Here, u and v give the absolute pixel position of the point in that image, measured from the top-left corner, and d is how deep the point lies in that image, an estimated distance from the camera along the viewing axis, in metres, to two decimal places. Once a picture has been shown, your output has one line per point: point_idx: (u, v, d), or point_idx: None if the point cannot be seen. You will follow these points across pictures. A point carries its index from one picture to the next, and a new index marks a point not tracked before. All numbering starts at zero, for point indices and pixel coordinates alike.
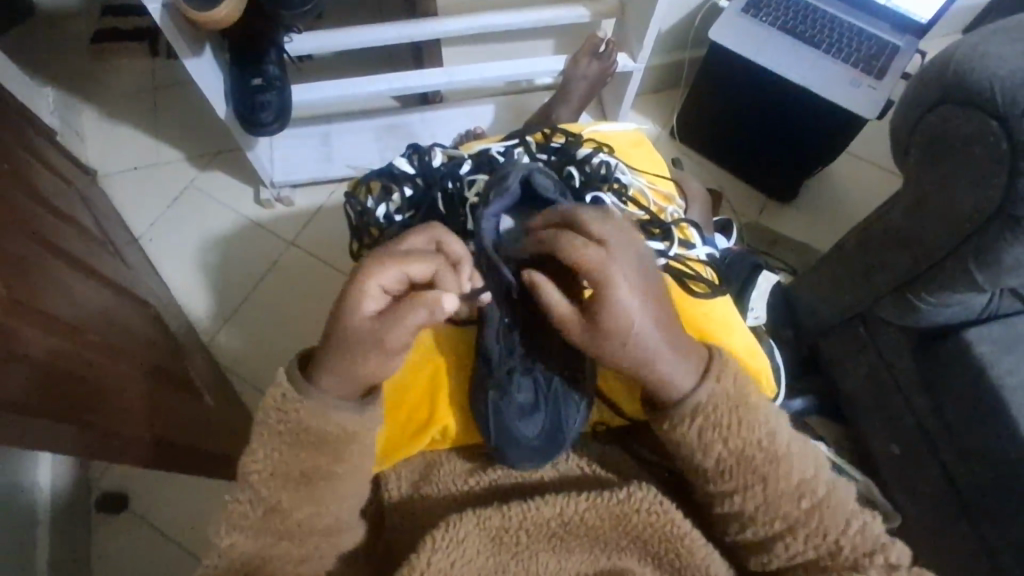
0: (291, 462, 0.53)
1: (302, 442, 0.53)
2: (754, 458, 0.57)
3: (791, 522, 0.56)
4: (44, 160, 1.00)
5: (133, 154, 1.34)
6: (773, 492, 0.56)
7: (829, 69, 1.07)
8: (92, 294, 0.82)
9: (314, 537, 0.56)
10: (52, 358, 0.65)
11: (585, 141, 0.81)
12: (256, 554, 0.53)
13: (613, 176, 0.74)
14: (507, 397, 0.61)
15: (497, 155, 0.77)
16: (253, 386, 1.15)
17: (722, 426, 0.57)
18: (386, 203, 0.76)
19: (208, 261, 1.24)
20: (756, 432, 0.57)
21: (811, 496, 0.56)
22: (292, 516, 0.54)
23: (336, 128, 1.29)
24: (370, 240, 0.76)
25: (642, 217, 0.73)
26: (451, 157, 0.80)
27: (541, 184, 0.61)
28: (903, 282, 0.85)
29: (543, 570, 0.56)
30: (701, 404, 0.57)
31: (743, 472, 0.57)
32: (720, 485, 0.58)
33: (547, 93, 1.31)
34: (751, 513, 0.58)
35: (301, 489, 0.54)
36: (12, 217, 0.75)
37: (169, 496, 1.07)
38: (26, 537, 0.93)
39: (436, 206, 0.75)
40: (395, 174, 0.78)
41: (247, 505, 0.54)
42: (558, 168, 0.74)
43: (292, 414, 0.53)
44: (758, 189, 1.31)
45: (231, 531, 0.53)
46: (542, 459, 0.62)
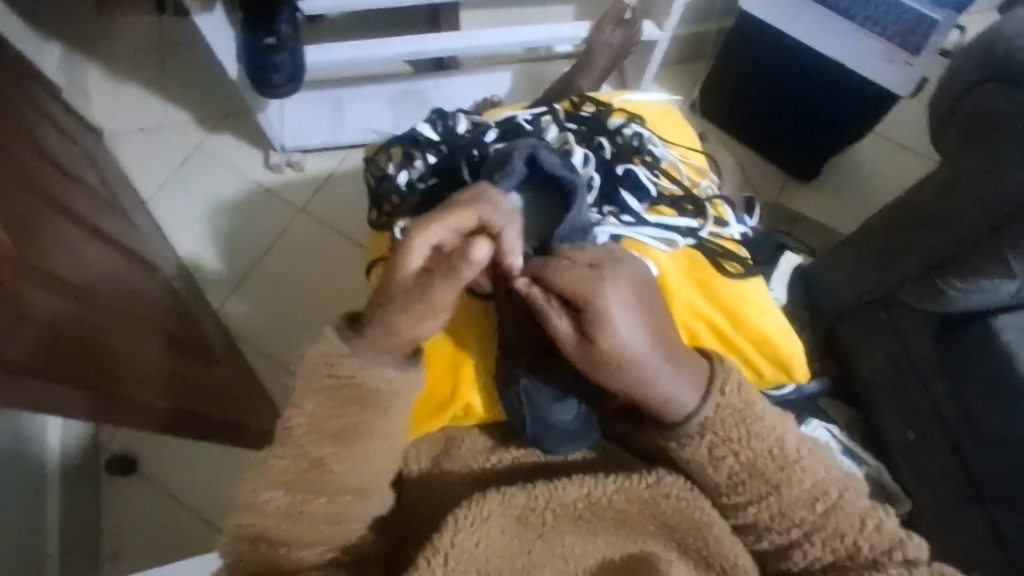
0: (336, 417, 0.52)
1: (348, 398, 0.52)
2: (767, 467, 0.55)
3: (808, 528, 0.55)
4: (50, 116, 0.97)
5: (140, 115, 1.31)
6: (787, 502, 0.55)
7: (864, 42, 1.01)
8: (100, 256, 0.80)
9: (347, 497, 0.54)
10: (61, 320, 0.64)
11: (616, 111, 0.80)
12: (292, 508, 0.52)
13: (644, 148, 0.75)
14: (537, 382, 0.60)
15: (524, 123, 0.76)
16: (265, 356, 1.14)
17: (732, 440, 0.55)
18: (409, 170, 0.75)
19: (217, 226, 1.22)
20: (764, 441, 0.55)
21: (825, 499, 0.55)
22: (339, 473, 0.53)
23: (349, 95, 1.25)
24: (390, 207, 0.75)
25: (676, 190, 0.73)
26: (475, 124, 0.79)
27: (547, 159, 0.60)
28: (931, 265, 0.83)
29: (570, 553, 0.56)
30: (707, 419, 0.55)
31: (757, 482, 0.55)
32: (733, 497, 0.57)
33: (568, 62, 1.26)
34: (766, 524, 0.56)
35: (339, 447, 0.52)
36: (17, 173, 0.72)
37: (179, 460, 1.07)
38: (38, 496, 0.93)
39: (458, 173, 0.71)
40: (419, 140, 0.77)
41: (287, 462, 0.52)
42: (588, 138, 0.75)
43: (341, 370, 0.51)
44: (779, 167, 1.27)
45: (267, 488, 0.52)
46: (581, 442, 0.61)
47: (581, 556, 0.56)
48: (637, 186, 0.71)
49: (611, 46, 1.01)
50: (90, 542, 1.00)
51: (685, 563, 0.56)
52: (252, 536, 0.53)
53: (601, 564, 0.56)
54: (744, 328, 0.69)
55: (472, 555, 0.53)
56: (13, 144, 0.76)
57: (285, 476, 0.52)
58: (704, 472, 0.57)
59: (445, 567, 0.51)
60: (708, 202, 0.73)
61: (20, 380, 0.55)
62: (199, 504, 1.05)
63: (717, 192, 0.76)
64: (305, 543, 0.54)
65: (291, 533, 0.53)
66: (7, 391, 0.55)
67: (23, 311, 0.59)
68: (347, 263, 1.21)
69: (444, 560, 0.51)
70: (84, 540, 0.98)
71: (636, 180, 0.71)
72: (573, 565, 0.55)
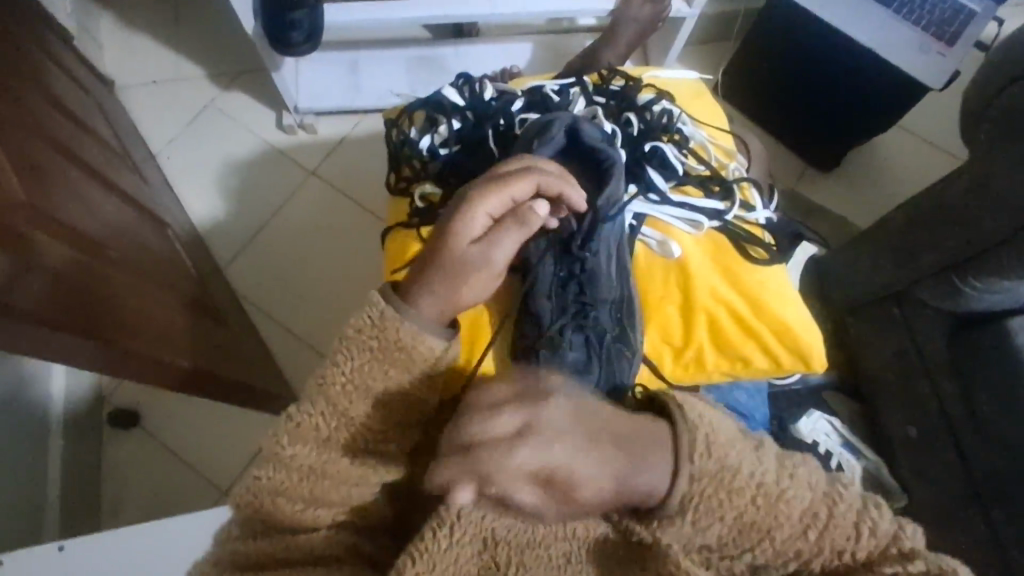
0: (377, 378, 0.53)
1: (392, 360, 0.52)
2: (755, 518, 0.51)
3: (803, 557, 0.53)
4: (62, 64, 0.95)
5: (152, 67, 1.28)
6: (780, 540, 0.52)
7: (897, 32, 1.00)
8: (109, 207, 0.79)
9: (372, 459, 0.55)
10: (71, 271, 0.63)
11: (645, 86, 0.79)
12: (317, 464, 0.53)
13: (673, 126, 0.74)
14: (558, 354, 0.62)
15: (552, 94, 0.76)
16: (271, 318, 1.13)
17: (713, 505, 0.50)
18: (432, 135, 0.75)
19: (227, 184, 1.21)
20: (744, 497, 0.50)
21: (816, 527, 0.52)
22: (366, 433, 0.54)
23: (366, 59, 1.23)
24: (411, 171, 0.75)
25: (702, 172, 0.73)
26: (501, 91, 0.77)
27: (587, 133, 0.64)
28: (951, 263, 0.81)
29: (576, 533, 0.54)
30: (686, 493, 0.49)
31: (748, 535, 0.52)
32: (731, 549, 0.53)
33: (591, 36, 1.23)
34: (765, 558, 0.54)
35: (374, 408, 0.54)
36: (27, 119, 0.71)
37: (180, 416, 1.08)
38: (39, 445, 0.93)
39: (486, 143, 0.72)
40: (444, 105, 0.76)
41: (318, 419, 0.53)
42: (617, 113, 0.75)
43: (389, 332, 0.52)
44: (799, 156, 1.25)
45: (294, 443, 0.53)
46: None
47: (587, 536, 0.54)
48: (664, 165, 0.71)
49: (638, 21, 0.99)
50: (91, 493, 1.01)
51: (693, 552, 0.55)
52: (273, 491, 0.54)
53: (605, 544, 0.55)
54: (766, 316, 0.68)
55: (480, 532, 0.52)
56: (22, 89, 0.74)
57: (313, 432, 0.53)
58: (692, 539, 0.52)
59: (450, 539, 0.51)
60: (736, 185, 0.73)
61: (30, 329, 0.55)
62: (200, 462, 1.05)
63: (745, 174, 0.76)
64: (319, 502, 0.54)
65: (312, 490, 0.53)
66: (16, 339, 0.54)
67: (34, 260, 0.58)
68: (358, 230, 1.19)
69: (449, 532, 0.51)
70: (85, 491, 0.99)
71: (663, 158, 0.71)
72: (578, 544, 0.55)
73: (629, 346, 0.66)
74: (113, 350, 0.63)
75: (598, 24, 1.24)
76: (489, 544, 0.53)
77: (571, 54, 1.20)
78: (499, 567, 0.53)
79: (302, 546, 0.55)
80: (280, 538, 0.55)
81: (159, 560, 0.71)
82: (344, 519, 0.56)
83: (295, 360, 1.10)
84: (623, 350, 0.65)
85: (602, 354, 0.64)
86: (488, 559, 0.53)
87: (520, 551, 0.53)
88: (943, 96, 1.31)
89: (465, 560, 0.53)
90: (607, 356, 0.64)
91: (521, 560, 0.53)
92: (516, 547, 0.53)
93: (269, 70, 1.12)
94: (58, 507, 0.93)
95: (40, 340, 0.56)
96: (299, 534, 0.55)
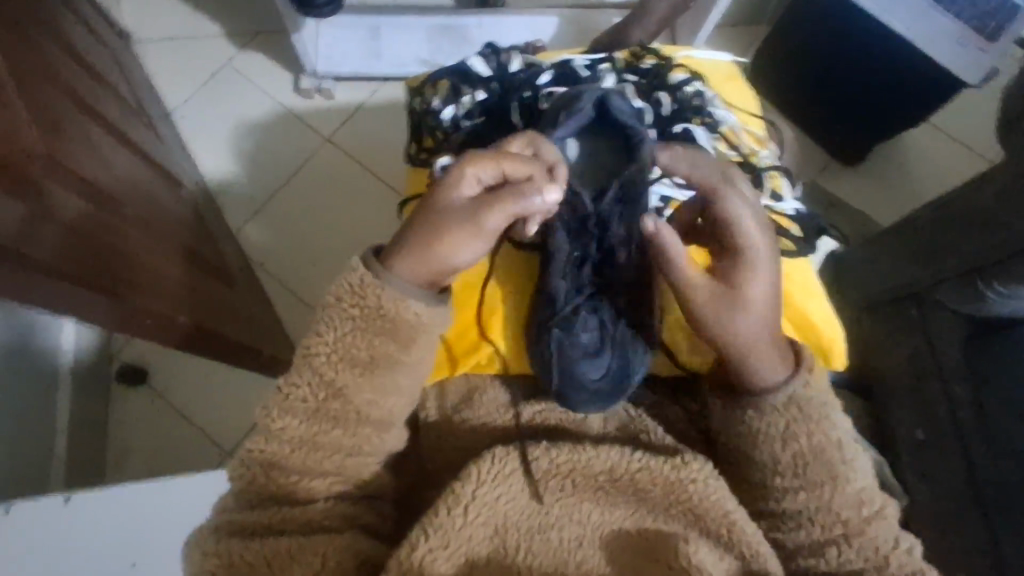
0: (361, 346, 0.54)
1: (374, 328, 0.54)
2: (830, 455, 0.57)
3: (849, 529, 0.56)
4: (80, 15, 0.94)
5: (171, 22, 1.26)
6: (838, 496, 0.56)
7: (937, 21, 0.94)
8: (123, 162, 0.78)
9: (365, 429, 0.56)
10: (85, 226, 0.63)
11: (677, 66, 0.77)
12: (306, 435, 0.54)
13: (705, 110, 0.72)
14: (570, 336, 0.60)
15: (582, 69, 0.74)
16: (283, 286, 1.13)
17: (811, 419, 0.57)
18: (455, 105, 0.73)
19: (242, 145, 1.20)
20: (834, 430, 0.57)
21: (871, 504, 0.57)
22: (356, 399, 0.55)
23: (387, 24, 1.20)
24: (433, 141, 0.73)
25: (732, 158, 0.72)
26: (529, 63, 0.75)
27: (615, 105, 0.64)
28: (974, 266, 0.79)
29: (586, 519, 0.55)
30: (795, 394, 0.57)
31: (818, 469, 0.56)
32: (786, 480, 0.57)
33: (619, 14, 1.20)
34: (809, 513, 0.57)
35: (362, 376, 0.55)
36: (43, 66, 0.69)
37: (188, 375, 1.08)
38: (49, 395, 0.95)
39: (511, 116, 0.71)
40: (470, 74, 0.74)
41: (304, 389, 0.55)
42: (647, 92, 0.73)
43: (370, 299, 0.54)
44: (824, 148, 1.22)
45: (283, 415, 0.54)
46: (606, 402, 0.60)
47: (597, 524, 0.55)
48: (694, 148, 0.69)
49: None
50: (97, 446, 1.02)
51: (710, 548, 0.54)
52: (267, 462, 0.55)
53: (619, 534, 0.55)
54: (785, 308, 0.67)
55: (493, 508, 0.53)
56: (38, 36, 0.73)
57: (301, 403, 0.54)
58: (767, 455, 0.57)
59: (465, 519, 0.52)
60: (766, 173, 0.71)
61: (43, 282, 0.55)
62: (205, 423, 1.06)
63: (776, 162, 0.74)
64: (315, 470, 0.55)
65: (304, 461, 0.54)
66: (29, 291, 0.54)
67: (50, 213, 0.58)
68: (373, 200, 1.18)
69: (463, 511, 0.52)
70: (91, 444, 1.01)
71: (693, 141, 0.70)
72: (590, 533, 0.55)
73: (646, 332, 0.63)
74: (125, 308, 0.63)
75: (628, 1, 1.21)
76: (499, 529, 0.54)
77: (598, 31, 1.16)
78: (509, 552, 0.53)
79: (296, 519, 0.54)
80: (276, 509, 0.54)
81: (162, 517, 0.71)
82: (342, 491, 0.56)
83: (301, 325, 1.11)
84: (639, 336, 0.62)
85: (615, 340, 0.61)
86: (499, 542, 0.54)
87: (530, 536, 0.54)
88: (978, 95, 1.27)
89: (476, 543, 0.53)
90: (620, 342, 0.61)
91: (530, 547, 0.54)
92: (525, 530, 0.54)
93: (289, 31, 1.09)
94: (64, 459, 0.94)
95: (52, 292, 0.56)
96: (291, 506, 0.55)
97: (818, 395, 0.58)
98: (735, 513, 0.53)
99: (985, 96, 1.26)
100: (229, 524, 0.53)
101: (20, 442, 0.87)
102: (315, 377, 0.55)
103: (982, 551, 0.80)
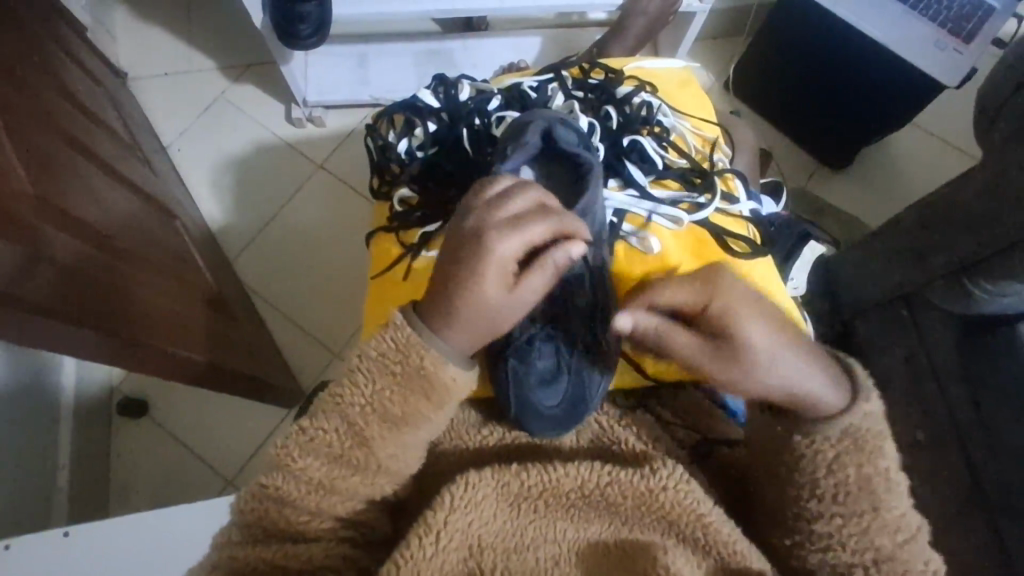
0: (394, 402, 0.53)
1: (412, 387, 0.53)
2: (875, 485, 0.52)
3: (881, 555, 0.52)
4: (75, 57, 0.96)
5: (165, 59, 1.29)
6: (877, 523, 0.52)
7: (911, 27, 0.98)
8: (116, 197, 0.80)
9: (381, 478, 0.55)
10: (76, 262, 0.64)
11: (627, 79, 0.81)
12: (325, 479, 0.53)
13: (653, 119, 0.76)
14: (527, 364, 0.62)
15: (530, 90, 0.77)
16: (275, 311, 1.15)
17: (862, 450, 0.52)
18: (409, 138, 0.76)
19: (234, 177, 1.22)
20: (886, 460, 0.53)
21: (907, 530, 0.52)
22: (379, 453, 0.54)
23: (375, 52, 1.22)
24: (391, 174, 0.76)
25: (683, 165, 0.74)
26: (479, 90, 0.79)
27: (562, 135, 0.63)
28: (960, 265, 0.79)
29: (561, 538, 0.56)
30: (852, 425, 0.52)
31: (861, 498, 0.52)
32: (826, 504, 0.53)
33: (601, 31, 1.22)
34: (841, 538, 0.53)
35: (390, 432, 0.54)
36: (35, 108, 0.72)
37: (186, 406, 1.09)
38: (51, 432, 0.95)
39: (461, 143, 0.73)
40: (420, 107, 0.77)
41: (333, 435, 0.53)
42: (596, 108, 0.76)
43: (412, 358, 0.52)
44: (809, 153, 1.23)
45: (306, 455, 0.53)
46: (562, 428, 0.61)
47: (572, 541, 0.56)
48: (643, 159, 0.73)
49: (647, 15, 0.98)
50: (101, 479, 1.03)
51: (686, 553, 0.54)
52: (280, 500, 0.53)
53: (593, 548, 0.56)
54: None
55: (466, 534, 0.53)
56: (30, 78, 0.75)
57: (327, 446, 0.53)
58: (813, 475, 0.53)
59: (437, 545, 0.52)
60: (717, 176, 0.74)
61: (35, 323, 0.56)
62: (204, 454, 1.07)
63: (728, 165, 0.77)
64: (327, 512, 0.54)
65: (318, 503, 0.53)
66: (21, 329, 0.55)
67: (42, 253, 0.59)
68: (363, 224, 1.20)
69: (436, 538, 0.52)
70: (92, 477, 1.01)
71: (643, 153, 0.73)
72: (565, 549, 0.56)
73: (602, 360, 0.65)
74: (117, 341, 0.64)
75: (609, 19, 1.23)
76: (475, 550, 0.54)
77: (580, 50, 1.19)
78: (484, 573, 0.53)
79: (301, 557, 0.53)
80: (280, 546, 0.53)
81: (164, 547, 0.72)
82: (347, 534, 0.55)
83: (306, 361, 1.11)
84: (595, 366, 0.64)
85: (571, 368, 0.64)
86: (474, 565, 0.54)
87: (506, 557, 0.54)
88: (961, 95, 1.28)
89: (451, 568, 0.52)
90: (576, 371, 0.64)
91: (507, 566, 0.54)
92: (502, 551, 0.54)
93: (278, 62, 1.12)
94: (67, 493, 0.95)
95: (43, 330, 0.57)
96: (300, 543, 0.54)
97: (872, 424, 0.53)
98: (708, 515, 0.54)
99: (968, 95, 1.27)
100: (231, 564, 0.53)
101: (23, 476, 0.88)
102: (325, 422, 0.53)
103: (990, 554, 0.79)
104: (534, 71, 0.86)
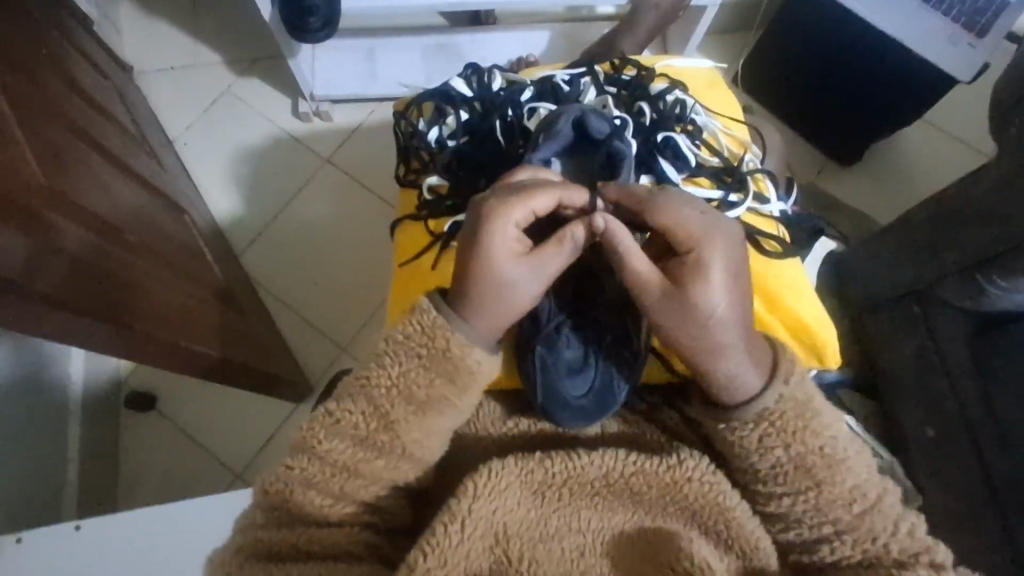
0: (421, 385, 0.53)
1: (437, 368, 0.53)
2: (814, 464, 0.53)
3: (840, 526, 0.53)
4: (82, 50, 0.96)
5: (171, 53, 1.29)
6: (825, 499, 0.53)
7: (924, 22, 0.97)
8: (125, 190, 0.79)
9: (405, 465, 0.54)
10: (87, 254, 0.64)
11: (658, 76, 0.80)
12: (350, 462, 0.53)
13: (686, 117, 0.74)
14: (555, 354, 0.62)
15: (563, 84, 0.76)
16: (286, 304, 1.14)
17: (788, 432, 0.53)
18: (440, 126, 0.75)
19: (243, 171, 1.22)
20: (818, 438, 0.53)
21: (863, 500, 0.53)
22: (406, 437, 0.53)
23: (382, 46, 1.21)
24: (420, 162, 0.75)
25: (715, 164, 0.73)
26: (510, 81, 0.78)
27: (595, 125, 0.63)
28: (975, 260, 0.78)
29: (586, 527, 0.56)
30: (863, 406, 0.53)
31: (801, 476, 0.54)
32: (770, 486, 0.55)
33: (609, 25, 1.21)
34: (798, 516, 0.54)
35: (415, 414, 0.53)
36: (45, 99, 0.71)
37: (194, 399, 1.09)
38: (60, 425, 0.95)
39: (493, 134, 0.72)
40: (452, 96, 0.76)
41: (358, 417, 0.53)
42: (629, 103, 0.75)
43: (438, 342, 0.53)
44: (819, 149, 1.22)
45: (332, 438, 0.53)
46: (591, 419, 0.60)
47: (597, 531, 0.56)
48: (678, 156, 0.71)
49: (659, 9, 0.98)
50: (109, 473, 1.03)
51: (709, 545, 0.54)
52: (305, 481, 0.53)
53: (618, 539, 0.56)
54: (781, 310, 0.68)
55: (490, 521, 0.53)
56: (41, 71, 0.75)
57: (353, 428, 0.53)
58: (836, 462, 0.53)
59: (461, 534, 0.52)
60: (750, 177, 0.72)
61: (49, 315, 0.56)
62: (215, 447, 1.07)
63: (760, 166, 0.76)
64: (349, 497, 0.54)
65: (339, 491, 0.53)
66: (36, 321, 0.55)
67: (55, 245, 0.59)
68: (373, 219, 1.19)
69: (459, 527, 0.52)
70: (102, 468, 1.01)
71: (677, 149, 0.71)
72: (591, 540, 0.56)
73: (630, 348, 0.64)
74: (128, 334, 0.64)
75: (618, 13, 1.22)
76: (500, 538, 0.54)
77: (590, 44, 1.18)
78: (511, 562, 0.53)
79: (324, 541, 0.52)
80: (304, 529, 0.53)
81: (179, 542, 0.72)
82: (369, 519, 0.55)
83: (316, 355, 1.11)
84: (623, 352, 0.64)
85: (598, 357, 0.64)
86: (501, 553, 0.53)
87: (532, 546, 0.54)
88: (972, 91, 1.27)
89: (476, 555, 0.53)
90: (604, 360, 0.63)
91: (533, 555, 0.54)
92: (528, 540, 0.54)
93: (286, 57, 1.11)
94: (75, 485, 0.95)
95: (57, 323, 0.57)
96: (323, 528, 0.53)
97: None
98: (734, 510, 0.54)
99: (979, 91, 1.26)
100: (255, 547, 0.52)
101: (31, 468, 0.88)
102: (350, 406, 0.53)
103: (1001, 551, 0.78)
104: (563, 65, 0.85)
